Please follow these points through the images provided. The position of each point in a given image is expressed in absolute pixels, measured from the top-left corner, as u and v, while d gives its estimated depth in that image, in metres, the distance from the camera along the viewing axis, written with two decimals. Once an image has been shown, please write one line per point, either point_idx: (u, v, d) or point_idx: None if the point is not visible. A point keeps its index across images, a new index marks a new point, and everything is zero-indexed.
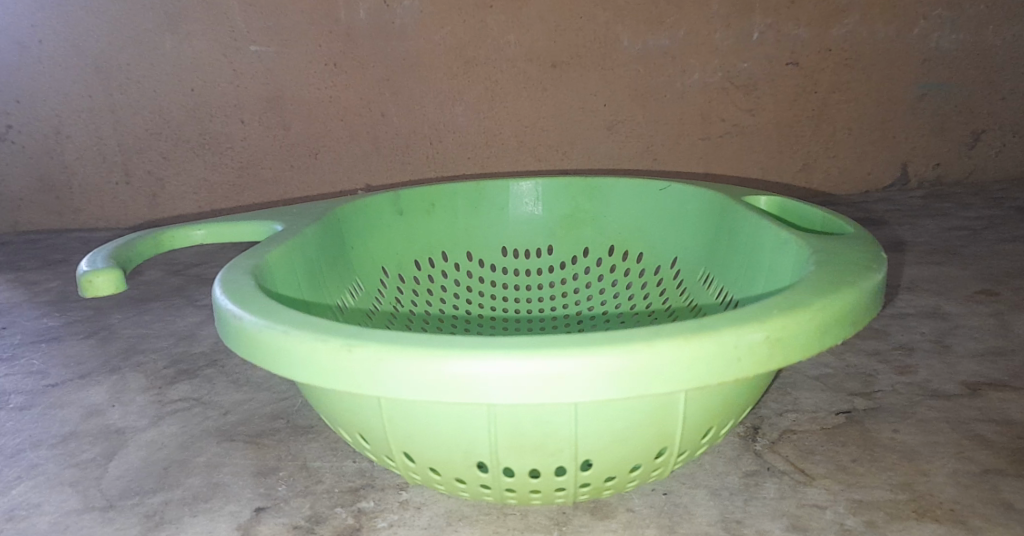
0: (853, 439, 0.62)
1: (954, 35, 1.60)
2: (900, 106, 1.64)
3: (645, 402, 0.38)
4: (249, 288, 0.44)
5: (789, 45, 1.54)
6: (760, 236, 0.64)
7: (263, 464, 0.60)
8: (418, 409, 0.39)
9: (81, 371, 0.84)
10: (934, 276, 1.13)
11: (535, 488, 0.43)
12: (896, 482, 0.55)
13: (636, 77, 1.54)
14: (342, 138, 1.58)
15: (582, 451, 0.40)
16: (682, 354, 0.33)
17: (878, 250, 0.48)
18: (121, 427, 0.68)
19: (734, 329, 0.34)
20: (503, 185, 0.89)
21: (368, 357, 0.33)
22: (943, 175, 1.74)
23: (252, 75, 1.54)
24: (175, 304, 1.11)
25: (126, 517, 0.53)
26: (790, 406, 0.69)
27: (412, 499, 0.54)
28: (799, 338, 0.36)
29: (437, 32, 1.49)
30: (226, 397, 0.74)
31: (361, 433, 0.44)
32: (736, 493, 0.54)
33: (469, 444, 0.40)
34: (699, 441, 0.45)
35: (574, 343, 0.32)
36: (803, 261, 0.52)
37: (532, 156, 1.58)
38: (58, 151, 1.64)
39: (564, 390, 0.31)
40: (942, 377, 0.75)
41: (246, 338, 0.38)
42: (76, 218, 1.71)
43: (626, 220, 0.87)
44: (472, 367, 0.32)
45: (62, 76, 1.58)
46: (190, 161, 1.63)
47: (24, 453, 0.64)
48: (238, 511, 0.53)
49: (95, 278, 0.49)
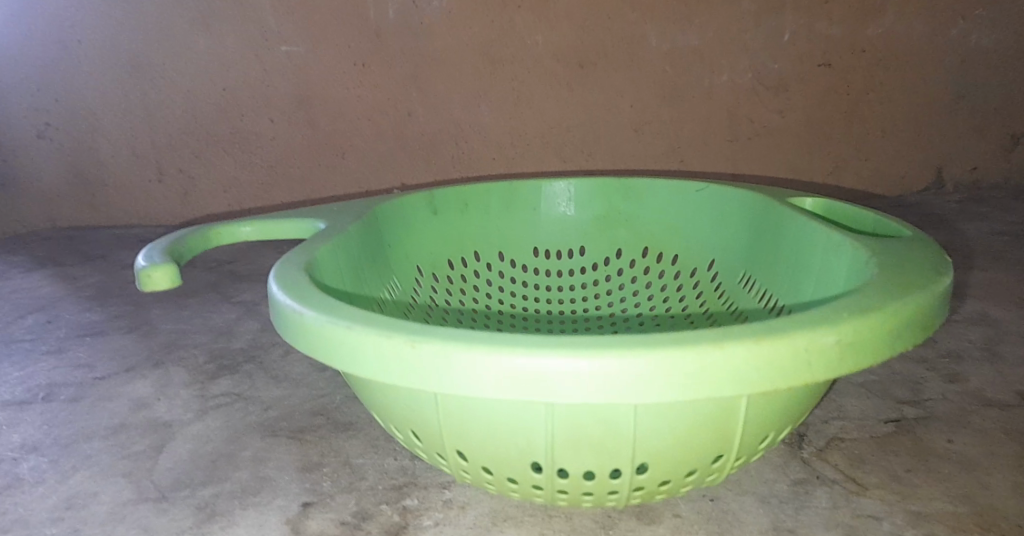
0: (905, 448, 0.60)
1: (996, 34, 1.56)
2: (938, 107, 1.60)
3: (706, 406, 0.37)
4: (303, 284, 0.44)
5: (824, 46, 1.52)
6: (810, 240, 0.63)
7: (307, 460, 0.60)
8: (475, 406, 0.39)
9: (125, 365, 0.85)
10: (979, 281, 1.10)
11: (588, 490, 0.43)
12: (955, 493, 0.53)
13: (666, 77, 1.52)
14: (368, 137, 1.59)
15: (639, 454, 0.40)
16: (755, 356, 0.32)
17: (940, 254, 0.46)
18: (168, 420, 0.69)
19: (807, 333, 0.33)
20: (538, 184, 0.88)
21: (433, 352, 0.33)
22: (982, 178, 1.69)
23: (283, 73, 1.56)
24: (211, 300, 1.13)
25: (179, 508, 0.54)
26: (837, 412, 0.68)
27: (456, 498, 0.54)
28: (870, 343, 0.35)
29: (465, 32, 1.49)
30: (267, 393, 0.75)
31: (414, 430, 0.45)
32: (786, 501, 0.53)
33: (526, 445, 0.40)
34: (757, 446, 0.44)
35: (640, 342, 0.32)
36: (860, 267, 0.51)
37: (558, 157, 1.58)
38: (95, 149, 1.68)
39: (628, 388, 0.31)
40: (995, 386, 0.73)
41: (305, 333, 0.38)
42: (111, 216, 1.75)
43: (664, 220, 0.86)
44: (537, 367, 0.31)
45: (98, 76, 1.61)
46: (222, 160, 1.65)
47: (77, 444, 0.66)
48: (286, 505, 0.54)
49: (152, 273, 0.50)
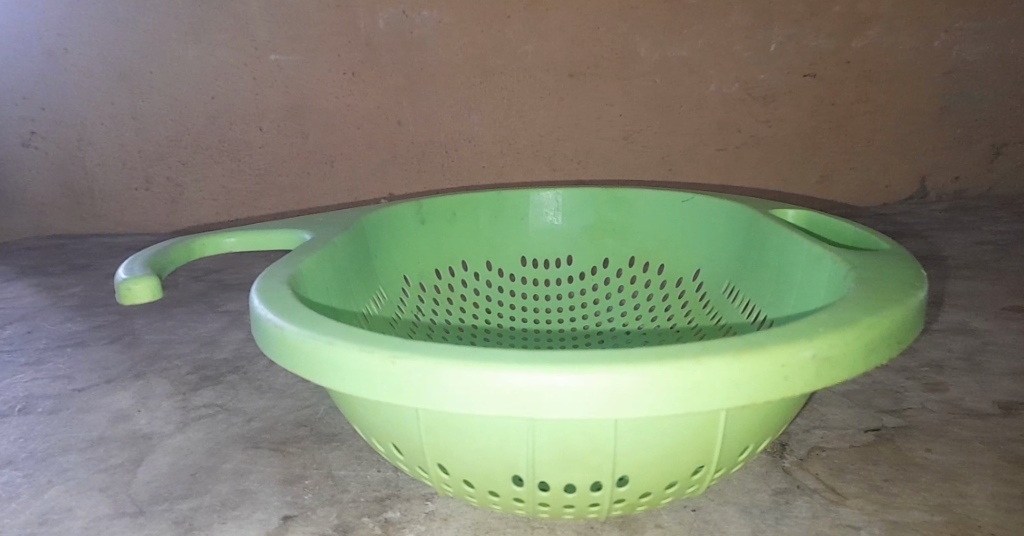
0: (885, 458, 0.61)
1: (976, 48, 1.58)
2: (919, 119, 1.62)
3: (687, 419, 0.38)
4: (285, 297, 0.44)
5: (808, 58, 1.54)
6: (792, 252, 0.63)
7: (289, 472, 0.60)
8: (457, 420, 0.39)
9: (106, 376, 0.84)
10: (961, 291, 1.12)
11: (570, 503, 0.43)
12: (933, 503, 0.54)
13: (654, 88, 1.54)
14: (358, 146, 1.59)
15: (620, 467, 0.40)
16: (735, 371, 0.32)
17: (917, 267, 0.47)
18: (149, 432, 0.68)
19: (786, 346, 0.34)
20: (525, 194, 0.89)
21: (414, 367, 0.33)
22: (964, 189, 1.72)
23: (273, 82, 1.55)
24: (196, 310, 1.12)
25: (157, 523, 0.53)
26: (819, 422, 0.68)
27: (440, 510, 0.54)
28: (848, 356, 0.36)
29: (455, 42, 1.50)
30: (251, 404, 0.74)
31: (396, 443, 0.44)
32: (768, 511, 0.53)
33: (508, 458, 0.40)
34: (737, 457, 0.44)
35: (622, 357, 0.32)
36: (839, 279, 0.51)
37: (547, 166, 1.58)
38: (81, 157, 1.66)
39: (610, 403, 0.31)
40: (974, 396, 0.74)
41: (287, 346, 0.38)
42: (96, 224, 1.73)
43: (649, 230, 0.87)
44: (519, 383, 0.31)
45: (86, 83, 1.60)
46: (209, 168, 1.64)
47: (55, 457, 0.65)
48: (267, 519, 0.53)
49: (133, 285, 0.49)
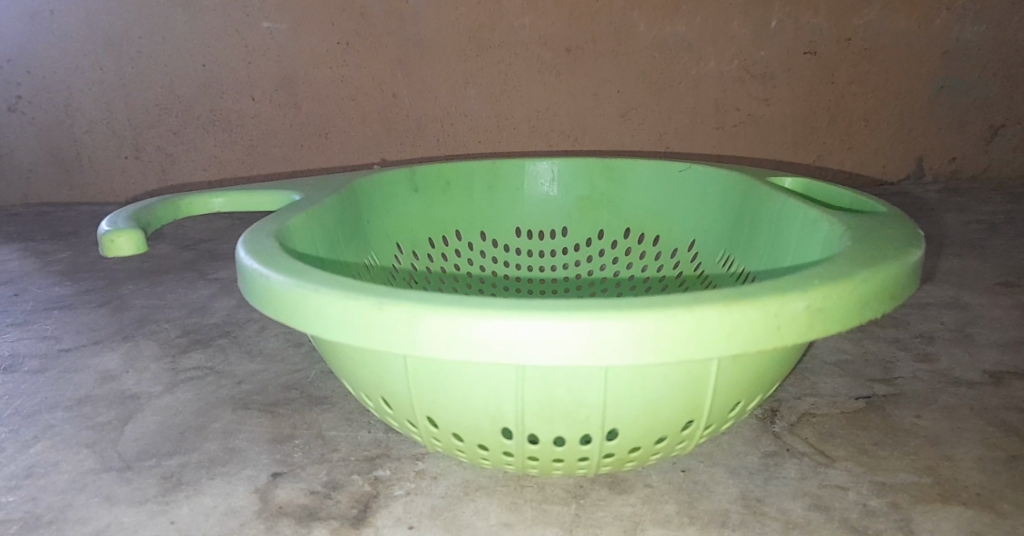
0: (874, 423, 0.61)
1: (978, 28, 1.57)
2: (917, 98, 1.61)
3: (677, 372, 0.37)
4: (272, 251, 0.44)
5: (808, 34, 1.52)
6: (788, 219, 0.63)
7: (279, 432, 0.60)
8: (446, 370, 0.38)
9: (93, 338, 0.84)
10: (954, 268, 1.12)
11: (559, 457, 0.43)
12: (921, 466, 0.54)
13: (651, 64, 1.52)
14: (351, 120, 1.57)
15: (610, 421, 0.40)
16: (724, 321, 0.32)
17: (913, 228, 0.47)
18: (136, 393, 0.68)
19: (778, 297, 0.33)
20: (520, 164, 0.88)
21: (403, 315, 0.33)
22: (960, 169, 1.71)
23: (266, 51, 1.53)
24: (186, 277, 1.11)
25: (144, 478, 0.53)
26: (809, 390, 0.68)
27: (428, 469, 0.54)
28: (839, 309, 0.35)
29: (451, 14, 1.48)
30: (241, 367, 0.74)
31: (384, 397, 0.44)
32: (756, 472, 0.54)
33: (496, 410, 0.40)
34: (726, 414, 0.45)
35: (614, 305, 0.31)
36: (835, 242, 0.51)
37: (543, 141, 1.57)
38: (69, 124, 1.64)
39: (602, 354, 0.31)
40: (964, 366, 0.74)
41: (274, 298, 0.38)
42: (85, 192, 1.71)
43: (645, 201, 0.86)
44: (510, 332, 0.31)
45: (73, 49, 1.57)
46: (200, 137, 1.62)
47: (41, 414, 0.64)
48: (255, 475, 0.53)
49: (116, 238, 0.49)
